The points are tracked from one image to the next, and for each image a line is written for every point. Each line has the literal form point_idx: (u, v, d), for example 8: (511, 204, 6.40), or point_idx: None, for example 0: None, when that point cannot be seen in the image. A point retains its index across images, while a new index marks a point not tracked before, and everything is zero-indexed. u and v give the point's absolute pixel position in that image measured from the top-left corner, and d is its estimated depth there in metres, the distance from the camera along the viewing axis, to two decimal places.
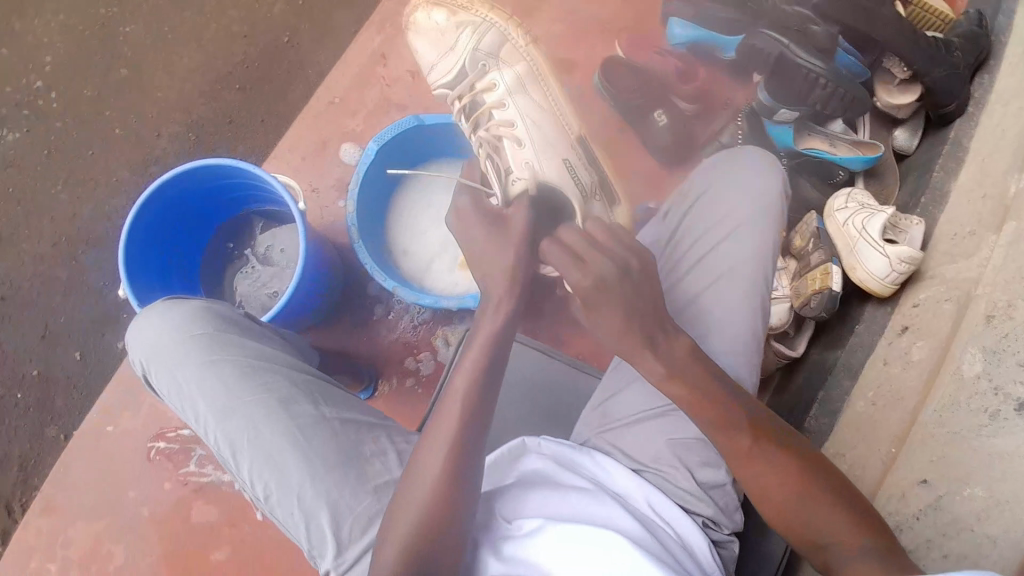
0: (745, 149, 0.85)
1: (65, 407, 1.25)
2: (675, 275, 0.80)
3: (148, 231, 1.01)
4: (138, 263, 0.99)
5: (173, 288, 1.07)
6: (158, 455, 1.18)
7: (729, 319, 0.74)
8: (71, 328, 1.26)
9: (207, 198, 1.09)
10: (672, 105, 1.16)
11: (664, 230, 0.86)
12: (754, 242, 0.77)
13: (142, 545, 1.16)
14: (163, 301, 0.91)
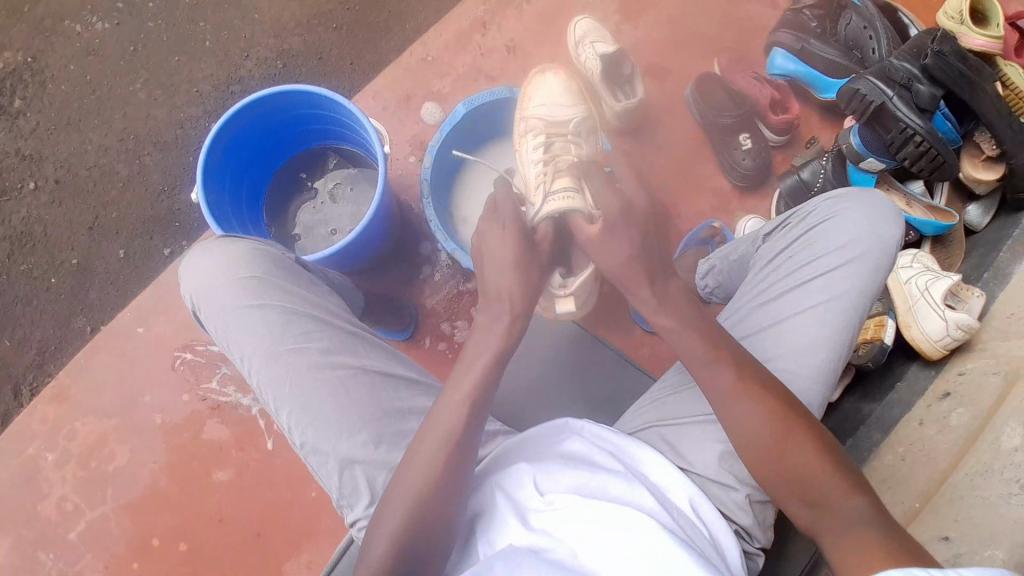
0: (876, 192, 0.81)
1: (99, 300, 1.25)
2: (764, 294, 0.81)
3: (233, 141, 1.02)
4: (216, 167, 1.00)
5: (240, 201, 1.08)
6: (183, 366, 1.18)
7: (807, 354, 0.75)
8: (122, 225, 1.27)
9: (294, 124, 1.10)
10: (759, 135, 1.20)
11: (766, 249, 0.86)
12: (853, 287, 0.76)
13: (149, 451, 1.16)
14: (216, 237, 0.79)
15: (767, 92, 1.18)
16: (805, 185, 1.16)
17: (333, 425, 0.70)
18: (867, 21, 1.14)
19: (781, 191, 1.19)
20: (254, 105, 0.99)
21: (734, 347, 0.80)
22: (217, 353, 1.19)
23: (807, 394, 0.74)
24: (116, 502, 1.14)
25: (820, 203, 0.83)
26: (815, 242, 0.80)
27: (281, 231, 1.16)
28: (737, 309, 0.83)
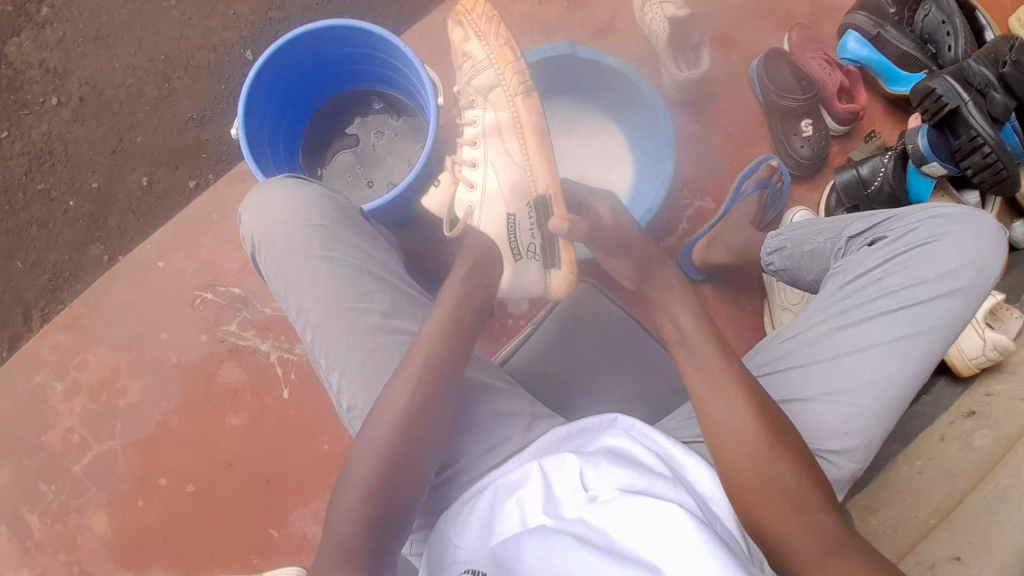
0: (975, 217, 0.78)
1: (118, 228, 1.20)
2: (845, 313, 0.78)
3: (277, 75, 0.97)
4: (257, 101, 0.95)
5: (277, 141, 1.03)
6: (203, 305, 1.14)
7: (892, 380, 0.73)
8: (147, 150, 1.21)
9: (338, 62, 1.04)
10: (822, 125, 1.16)
11: (847, 264, 0.83)
12: (943, 320, 0.75)
13: (163, 389, 1.12)
14: (283, 178, 0.79)
15: (836, 78, 1.14)
16: (863, 181, 1.11)
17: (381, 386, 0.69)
18: (946, 15, 1.08)
19: (836, 184, 1.14)
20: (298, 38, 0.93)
21: (807, 362, 0.77)
22: (237, 296, 1.15)
23: (881, 420, 0.73)
24: (125, 438, 1.11)
25: (911, 222, 0.81)
26: (912, 264, 0.78)
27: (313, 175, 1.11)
28: (810, 320, 0.80)
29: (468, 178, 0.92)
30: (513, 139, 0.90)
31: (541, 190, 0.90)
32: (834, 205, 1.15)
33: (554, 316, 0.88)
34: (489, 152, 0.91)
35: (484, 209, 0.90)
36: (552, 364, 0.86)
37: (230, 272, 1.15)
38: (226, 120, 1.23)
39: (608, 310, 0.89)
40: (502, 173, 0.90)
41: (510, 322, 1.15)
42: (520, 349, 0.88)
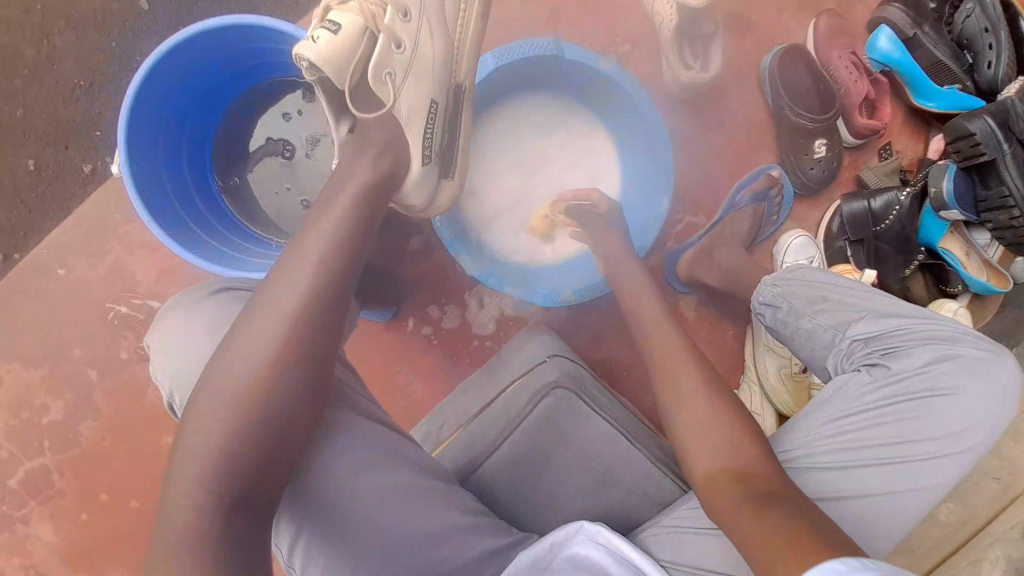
0: (1002, 361, 0.67)
1: (9, 221, 1.03)
2: (842, 448, 0.65)
3: (163, 88, 0.75)
4: (144, 127, 0.74)
5: (180, 164, 0.82)
6: (119, 319, 1.02)
7: (915, 500, 0.64)
8: (31, 125, 1.02)
9: (245, 58, 0.82)
10: (836, 138, 1.01)
11: (852, 380, 0.70)
12: (945, 479, 0.64)
13: (87, 407, 1.05)
14: (181, 289, 0.59)
15: (861, 88, 0.98)
16: (872, 216, 0.98)
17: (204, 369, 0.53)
18: (991, 24, 0.93)
19: (842, 211, 1.00)
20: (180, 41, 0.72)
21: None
22: (157, 310, 1.02)
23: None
24: (55, 454, 1.06)
25: (933, 353, 0.68)
26: (936, 367, 0.67)
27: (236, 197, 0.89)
28: (820, 428, 0.67)
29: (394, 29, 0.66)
30: (443, 10, 0.71)
31: (461, 79, 0.76)
32: (835, 231, 1.02)
33: (527, 429, 0.72)
34: (425, 18, 0.69)
35: (410, 94, 0.68)
36: (522, 487, 0.71)
37: (145, 281, 1.01)
38: (121, 89, 1.02)
39: (593, 420, 0.73)
40: (435, 31, 0.70)
41: (475, 345, 1.05)
42: (486, 462, 0.72)
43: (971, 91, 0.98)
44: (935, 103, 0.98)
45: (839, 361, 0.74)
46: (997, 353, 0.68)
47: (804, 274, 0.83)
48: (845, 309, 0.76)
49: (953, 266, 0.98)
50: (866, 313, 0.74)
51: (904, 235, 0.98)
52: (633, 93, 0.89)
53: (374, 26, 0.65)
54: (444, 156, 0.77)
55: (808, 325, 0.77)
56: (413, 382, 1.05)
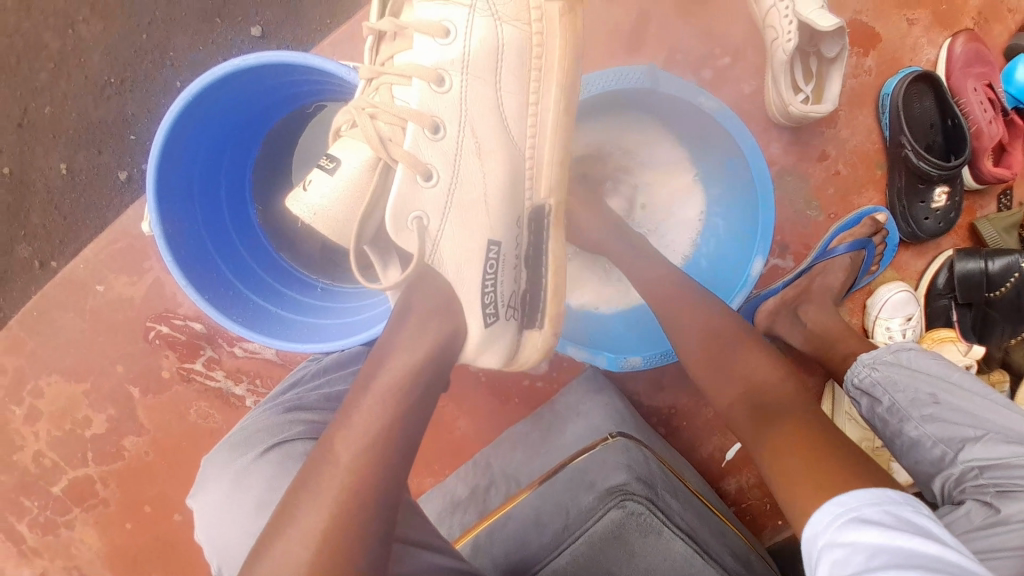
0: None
1: (46, 228, 0.97)
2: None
3: (193, 135, 0.68)
4: (174, 181, 0.68)
5: (219, 211, 0.76)
6: (160, 340, 0.97)
7: None
8: (62, 128, 0.94)
9: (277, 92, 0.73)
10: (959, 185, 0.88)
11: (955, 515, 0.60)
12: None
13: (131, 423, 1.01)
14: (217, 461, 0.66)
15: (996, 132, 0.86)
16: (988, 279, 0.87)
17: (241, 560, 0.58)
18: None
19: (952, 268, 0.89)
20: (205, 97, 0.65)
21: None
22: (198, 331, 0.97)
23: None
24: (99, 466, 1.03)
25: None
26: None
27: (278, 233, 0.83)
28: None
29: (423, 167, 0.59)
30: (501, 129, 0.63)
31: (539, 201, 0.67)
32: (940, 287, 0.91)
33: (591, 542, 0.66)
34: (463, 144, 0.61)
35: (456, 241, 0.61)
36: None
37: (187, 301, 0.96)
38: (153, 88, 0.93)
39: (666, 543, 0.67)
40: (493, 163, 0.63)
41: (525, 384, 0.99)
42: (542, 573, 0.67)
43: None
44: None
45: (948, 483, 0.64)
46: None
47: (907, 356, 0.70)
48: (960, 420, 0.64)
49: None
50: (986, 434, 0.62)
51: (1018, 305, 0.87)
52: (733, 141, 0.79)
53: (383, 159, 0.57)
54: (526, 291, 0.70)
55: (914, 433, 0.67)
56: (457, 419, 0.99)
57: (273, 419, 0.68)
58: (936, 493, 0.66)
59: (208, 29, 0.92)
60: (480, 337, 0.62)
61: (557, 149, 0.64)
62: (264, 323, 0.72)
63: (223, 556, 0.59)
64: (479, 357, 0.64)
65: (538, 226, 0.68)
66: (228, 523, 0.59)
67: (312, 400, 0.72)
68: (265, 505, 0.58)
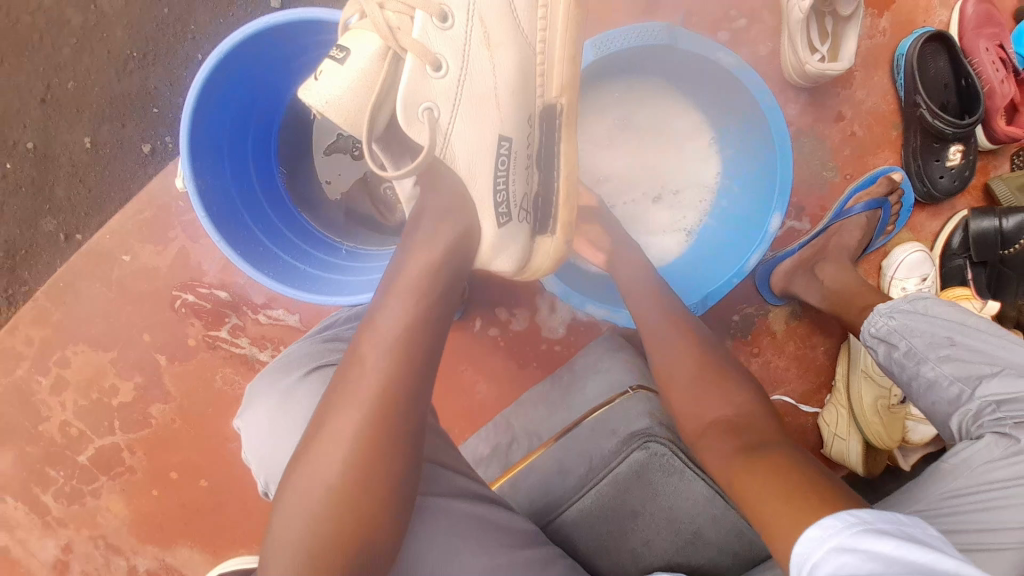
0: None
1: (67, 200, 0.97)
2: (947, 526, 0.59)
3: (222, 94, 0.70)
4: (203, 139, 0.69)
5: (245, 165, 0.77)
6: (185, 308, 0.98)
7: None
8: (80, 99, 0.94)
9: (301, 54, 0.75)
10: (971, 144, 0.89)
11: (972, 445, 0.62)
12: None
13: (157, 391, 1.03)
14: (260, 384, 0.68)
15: (1010, 90, 0.86)
16: (1003, 237, 0.88)
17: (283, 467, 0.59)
18: None
19: (967, 228, 0.90)
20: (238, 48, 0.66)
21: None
22: (223, 299, 0.98)
23: None
24: (126, 434, 1.05)
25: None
26: None
27: (306, 193, 0.85)
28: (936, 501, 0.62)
29: (433, 55, 0.58)
30: (511, 21, 0.60)
31: (550, 99, 0.66)
32: (955, 247, 0.92)
33: (615, 480, 0.69)
34: (471, 36, 0.60)
35: (466, 142, 0.62)
36: (604, 537, 0.69)
37: (211, 269, 0.97)
38: (176, 59, 0.93)
39: (691, 485, 0.69)
40: (501, 56, 0.61)
41: (543, 348, 0.99)
42: (572, 510, 0.69)
43: None
44: None
45: (962, 414, 0.66)
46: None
47: (923, 305, 0.71)
48: (975, 359, 0.66)
49: None
50: (1001, 370, 0.64)
51: None
52: (748, 92, 0.81)
53: (394, 50, 0.57)
54: (538, 195, 0.71)
55: (930, 373, 0.68)
56: (478, 383, 1.01)
57: (312, 346, 0.70)
58: (953, 431, 0.67)
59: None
60: (494, 246, 0.64)
61: (569, 46, 0.63)
62: (291, 278, 0.74)
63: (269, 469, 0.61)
64: (494, 259, 0.66)
65: (548, 126, 0.68)
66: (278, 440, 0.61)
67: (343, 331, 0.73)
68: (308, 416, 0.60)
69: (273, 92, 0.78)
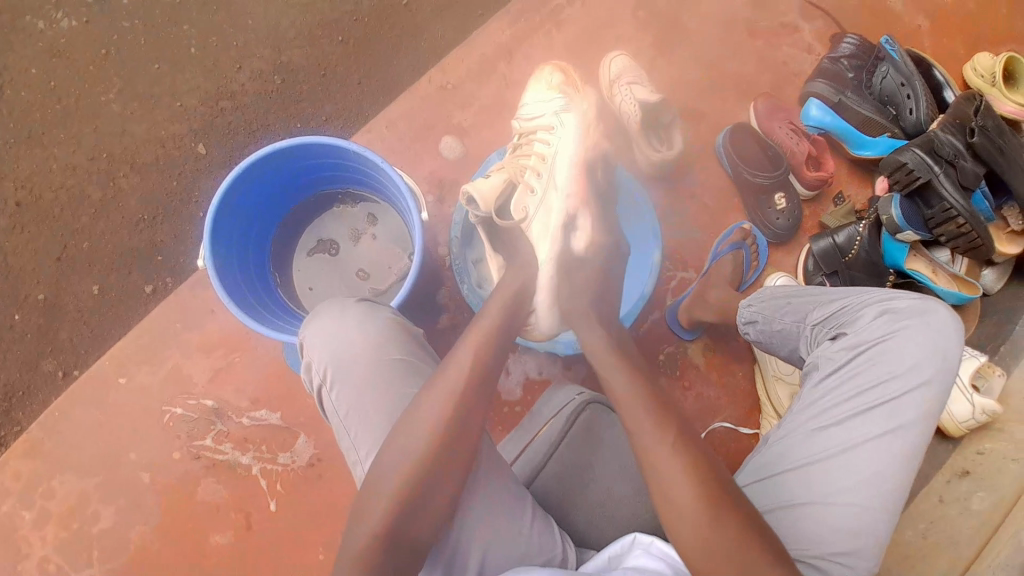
0: (935, 302, 0.79)
1: (72, 341, 1.13)
2: (824, 415, 0.76)
3: (244, 187, 0.99)
4: (224, 216, 0.97)
5: (247, 245, 1.05)
6: (173, 421, 1.09)
7: (892, 411, 0.74)
8: (95, 257, 1.16)
9: (303, 169, 1.08)
10: (792, 191, 1.18)
11: (817, 358, 0.83)
12: (922, 414, 0.74)
13: (137, 513, 1.06)
14: (321, 304, 0.81)
15: (804, 147, 1.17)
16: (839, 249, 1.13)
17: (357, 361, 0.75)
18: (905, 78, 1.13)
19: (813, 251, 1.16)
20: (266, 157, 0.97)
21: (782, 479, 0.75)
22: (210, 407, 1.09)
23: (890, 487, 0.71)
24: (102, 568, 1.04)
25: (876, 311, 0.80)
26: (878, 317, 0.80)
27: (284, 276, 1.14)
28: (805, 399, 0.80)
29: (529, 184, 0.95)
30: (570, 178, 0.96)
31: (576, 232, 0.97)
32: (812, 269, 1.17)
33: (568, 438, 0.85)
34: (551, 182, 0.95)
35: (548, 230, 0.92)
36: (569, 493, 0.83)
37: (201, 380, 1.10)
38: (180, 216, 1.18)
39: (623, 424, 0.87)
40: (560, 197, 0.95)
41: (504, 410, 1.12)
42: (540, 476, 0.84)
43: (901, 135, 1.16)
44: (872, 151, 1.17)
45: (810, 347, 0.87)
46: (926, 298, 0.80)
47: (766, 293, 0.97)
48: (803, 305, 0.89)
49: (923, 283, 1.10)
50: (818, 303, 0.87)
51: (874, 265, 1.11)
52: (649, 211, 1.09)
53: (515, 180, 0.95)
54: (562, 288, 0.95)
55: (780, 327, 0.91)
56: None
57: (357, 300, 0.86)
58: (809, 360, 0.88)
59: (225, 170, 1.20)
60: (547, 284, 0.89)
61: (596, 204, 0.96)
62: (271, 317, 0.99)
63: (340, 358, 0.75)
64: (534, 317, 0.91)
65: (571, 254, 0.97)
66: (345, 345, 0.76)
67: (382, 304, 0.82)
68: (386, 340, 0.77)
69: (278, 195, 1.08)
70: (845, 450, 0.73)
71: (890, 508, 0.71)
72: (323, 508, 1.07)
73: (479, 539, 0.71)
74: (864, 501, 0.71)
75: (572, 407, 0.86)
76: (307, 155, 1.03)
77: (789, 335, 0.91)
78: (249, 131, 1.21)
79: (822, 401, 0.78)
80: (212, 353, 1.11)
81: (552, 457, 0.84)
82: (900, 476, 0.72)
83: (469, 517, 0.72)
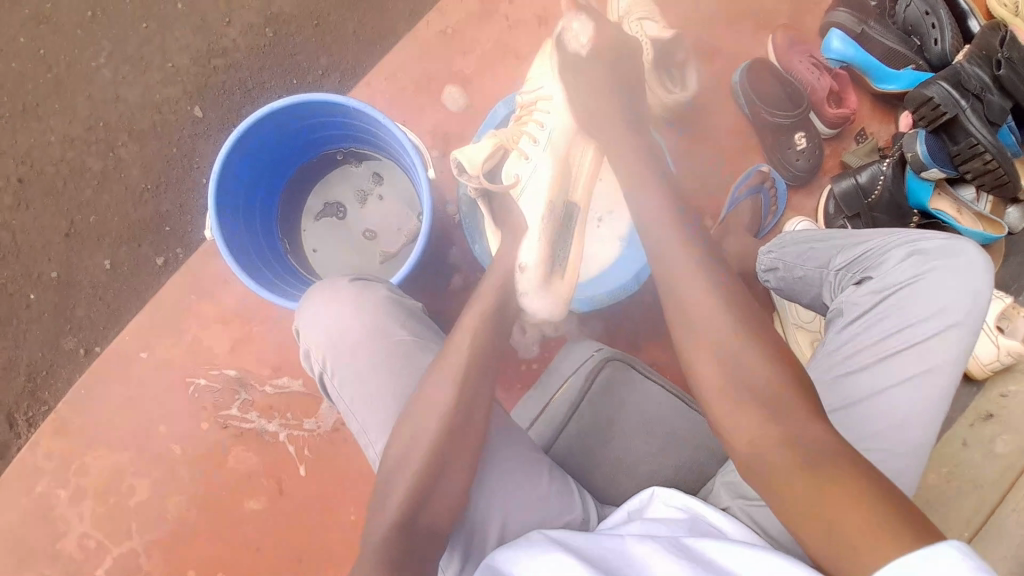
0: (964, 241, 0.76)
1: (90, 318, 1.14)
2: (850, 361, 0.75)
3: (241, 159, 0.95)
4: (226, 193, 0.94)
5: (253, 218, 1.03)
6: (197, 392, 1.10)
7: (920, 355, 0.72)
8: (102, 232, 1.15)
9: (299, 135, 1.04)
10: (812, 130, 1.13)
11: (842, 304, 0.81)
12: (951, 357, 0.72)
13: (172, 482, 1.09)
14: (315, 291, 0.80)
15: (825, 82, 1.12)
16: (862, 190, 1.09)
17: (357, 346, 0.75)
18: (930, 7, 1.09)
19: (835, 193, 1.11)
20: (256, 128, 0.93)
21: None
22: (232, 377, 1.10)
23: (918, 432, 0.70)
24: (143, 535, 1.09)
25: (902, 253, 0.78)
26: (904, 260, 0.77)
27: (293, 241, 1.12)
28: (830, 346, 0.79)
29: (524, 150, 0.90)
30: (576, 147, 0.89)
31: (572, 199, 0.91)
32: (832, 213, 1.14)
33: (590, 401, 0.85)
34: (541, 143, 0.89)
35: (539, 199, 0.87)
36: (591, 455, 0.83)
37: (220, 352, 1.11)
38: (182, 186, 1.15)
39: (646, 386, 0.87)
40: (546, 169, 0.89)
41: (523, 367, 1.12)
42: (560, 437, 0.84)
43: (925, 67, 1.10)
44: (895, 84, 1.11)
45: (834, 293, 0.85)
46: (955, 237, 0.77)
47: (787, 237, 0.94)
48: (825, 249, 0.87)
49: (948, 223, 1.07)
50: (842, 247, 0.85)
51: (899, 205, 1.08)
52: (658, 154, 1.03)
53: (509, 146, 0.91)
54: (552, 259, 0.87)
55: (802, 272, 0.89)
56: None
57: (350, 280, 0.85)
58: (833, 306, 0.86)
59: (224, 134, 1.16)
60: (535, 255, 0.84)
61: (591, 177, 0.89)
62: (285, 290, 0.98)
63: (341, 345, 0.75)
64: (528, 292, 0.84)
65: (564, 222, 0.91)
66: (345, 332, 0.75)
67: (375, 284, 0.81)
68: (386, 324, 0.76)
69: (277, 164, 1.05)
70: (871, 397, 0.72)
71: (918, 453, 0.70)
72: (351, 470, 1.09)
73: (503, 512, 0.72)
74: (889, 449, 0.70)
75: (590, 368, 0.86)
76: (293, 120, 0.99)
77: (812, 281, 0.89)
78: (243, 93, 1.16)
79: (848, 349, 0.76)
80: (228, 324, 1.11)
81: (572, 425, 0.84)
82: (929, 422, 0.71)
83: (495, 490, 0.73)
